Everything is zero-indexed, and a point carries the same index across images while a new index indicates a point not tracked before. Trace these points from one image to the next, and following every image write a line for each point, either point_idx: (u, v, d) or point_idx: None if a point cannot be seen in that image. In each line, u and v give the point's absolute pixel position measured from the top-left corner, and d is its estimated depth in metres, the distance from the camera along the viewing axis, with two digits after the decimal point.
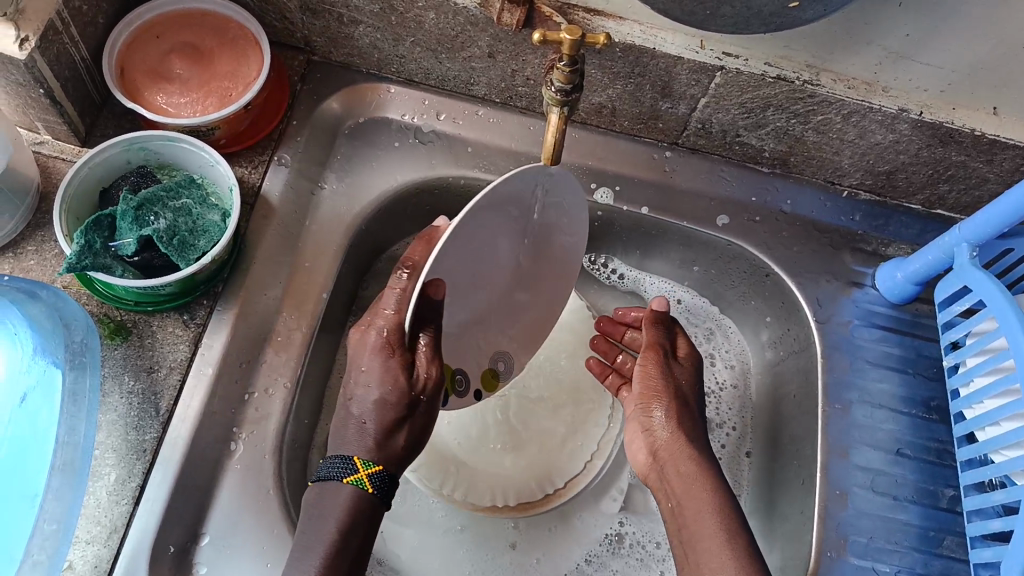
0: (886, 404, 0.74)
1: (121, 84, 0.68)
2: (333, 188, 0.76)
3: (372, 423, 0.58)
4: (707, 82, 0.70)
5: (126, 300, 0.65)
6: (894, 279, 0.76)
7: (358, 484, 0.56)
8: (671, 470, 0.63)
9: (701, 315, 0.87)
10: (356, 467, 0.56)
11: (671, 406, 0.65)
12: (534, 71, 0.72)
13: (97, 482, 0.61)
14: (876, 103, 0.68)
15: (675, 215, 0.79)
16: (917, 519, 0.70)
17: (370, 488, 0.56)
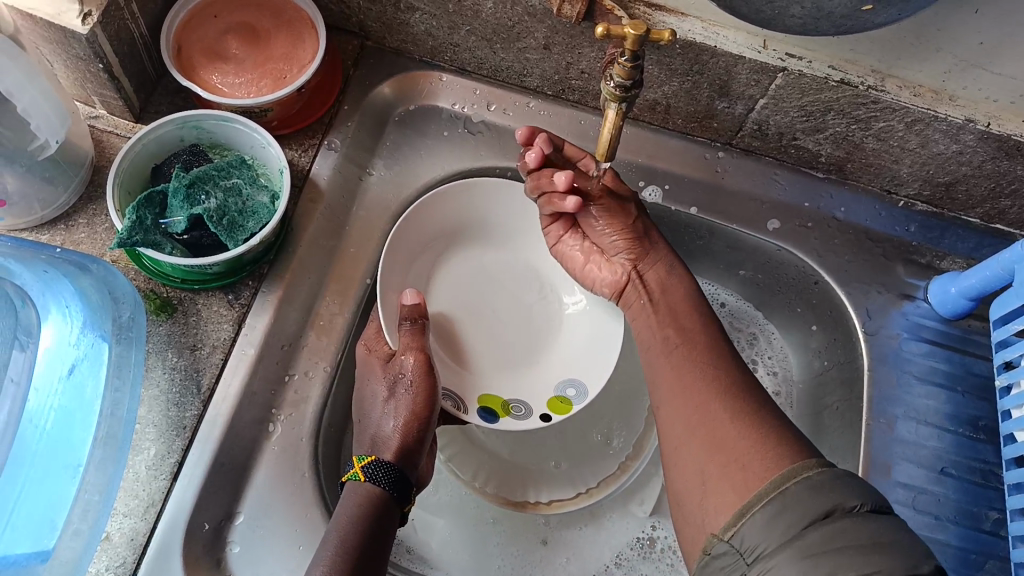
0: (932, 421, 0.72)
1: (178, 62, 0.68)
2: (380, 175, 0.76)
3: (376, 411, 0.63)
4: (766, 83, 0.68)
5: (173, 277, 0.65)
6: (947, 293, 0.74)
7: (353, 477, 0.58)
8: (648, 283, 0.68)
9: (745, 318, 0.86)
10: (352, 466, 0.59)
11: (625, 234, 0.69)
12: (589, 65, 0.71)
13: (137, 455, 0.61)
14: (942, 112, 0.66)
15: (724, 217, 0.78)
16: (958, 540, 0.68)
17: (364, 478, 0.58)
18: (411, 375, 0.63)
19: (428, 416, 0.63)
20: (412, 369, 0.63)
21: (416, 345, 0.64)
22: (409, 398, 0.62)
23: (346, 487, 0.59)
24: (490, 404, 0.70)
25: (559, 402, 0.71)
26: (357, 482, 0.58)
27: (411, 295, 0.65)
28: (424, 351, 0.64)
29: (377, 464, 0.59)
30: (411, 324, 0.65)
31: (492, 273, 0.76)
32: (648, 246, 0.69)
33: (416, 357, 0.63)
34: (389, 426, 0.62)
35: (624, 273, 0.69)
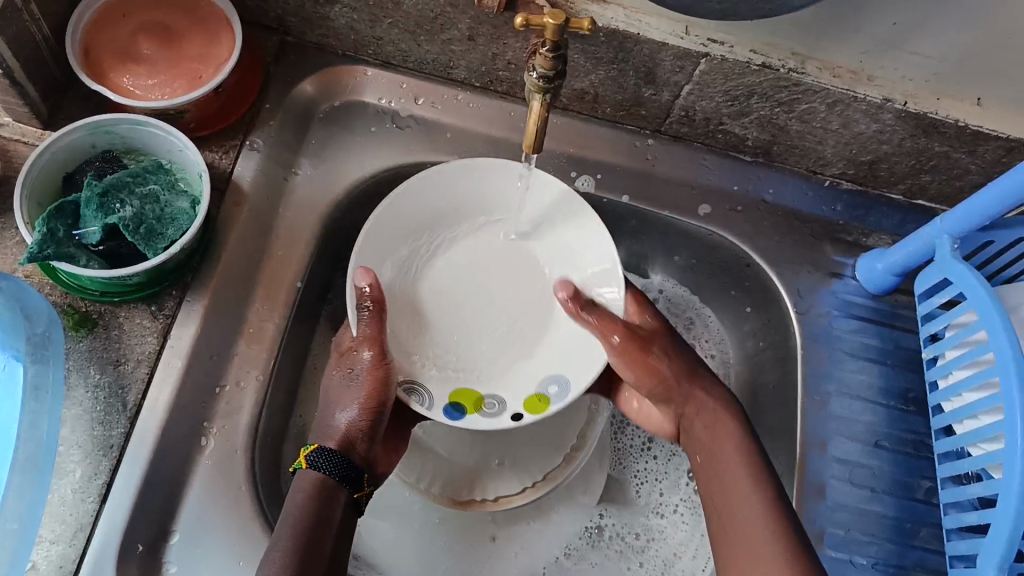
0: (863, 395, 0.74)
1: (86, 64, 0.65)
2: (308, 174, 0.74)
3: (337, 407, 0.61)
4: (691, 69, 0.68)
5: (91, 290, 0.62)
6: (874, 269, 0.76)
7: (298, 466, 0.58)
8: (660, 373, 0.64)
9: (681, 304, 0.86)
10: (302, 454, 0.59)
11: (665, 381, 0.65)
12: (515, 55, 0.70)
13: (62, 478, 0.59)
14: (861, 92, 0.67)
15: (656, 204, 0.78)
16: (893, 510, 0.70)
17: (307, 466, 0.57)
18: (363, 369, 0.60)
19: (380, 411, 0.60)
20: (365, 364, 0.60)
21: (371, 334, 0.61)
22: (361, 390, 0.60)
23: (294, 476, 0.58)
24: (461, 400, 0.64)
25: (540, 401, 0.64)
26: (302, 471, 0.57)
27: (362, 275, 0.61)
28: (377, 340, 0.61)
29: (321, 452, 0.57)
30: (368, 310, 0.61)
31: (483, 258, 0.69)
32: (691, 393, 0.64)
33: (371, 349, 0.60)
34: (343, 420, 0.60)
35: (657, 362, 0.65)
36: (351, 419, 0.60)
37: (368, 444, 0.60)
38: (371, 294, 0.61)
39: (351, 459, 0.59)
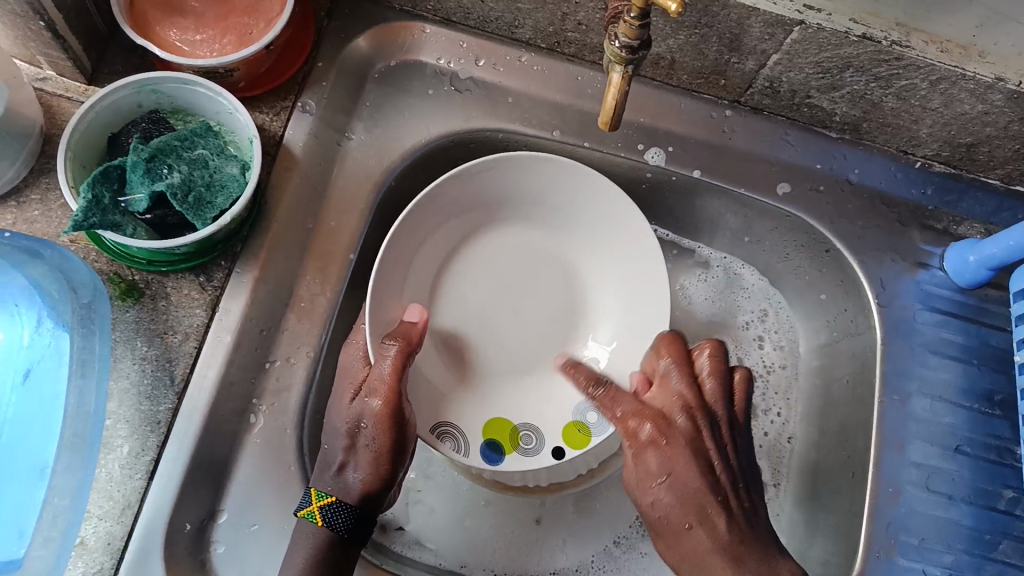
0: (944, 395, 0.69)
1: (131, 17, 0.61)
2: (361, 139, 0.70)
3: (359, 469, 0.56)
4: (782, 37, 0.62)
5: (139, 258, 0.60)
6: (965, 261, 0.70)
7: (308, 517, 0.55)
8: (660, 462, 0.54)
9: (752, 290, 0.81)
10: (309, 501, 0.56)
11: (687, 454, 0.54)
12: (587, 16, 0.65)
13: (109, 454, 0.57)
14: (970, 69, 0.61)
15: (730, 181, 0.73)
16: (970, 520, 0.66)
17: (319, 522, 0.55)
18: (371, 429, 0.55)
19: (389, 474, 0.56)
20: (374, 417, 0.55)
21: (385, 386, 0.55)
22: (372, 452, 0.56)
23: (301, 522, 0.56)
24: (498, 438, 0.66)
25: (579, 430, 0.66)
26: (312, 524, 0.55)
27: (416, 311, 0.60)
28: (394, 385, 0.55)
29: (335, 508, 0.55)
30: (393, 346, 0.56)
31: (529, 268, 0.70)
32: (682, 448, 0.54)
33: (381, 403, 0.55)
34: (351, 474, 0.56)
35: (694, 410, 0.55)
36: (364, 479, 0.56)
37: (382, 494, 0.57)
38: (407, 338, 0.57)
39: (365, 511, 0.56)
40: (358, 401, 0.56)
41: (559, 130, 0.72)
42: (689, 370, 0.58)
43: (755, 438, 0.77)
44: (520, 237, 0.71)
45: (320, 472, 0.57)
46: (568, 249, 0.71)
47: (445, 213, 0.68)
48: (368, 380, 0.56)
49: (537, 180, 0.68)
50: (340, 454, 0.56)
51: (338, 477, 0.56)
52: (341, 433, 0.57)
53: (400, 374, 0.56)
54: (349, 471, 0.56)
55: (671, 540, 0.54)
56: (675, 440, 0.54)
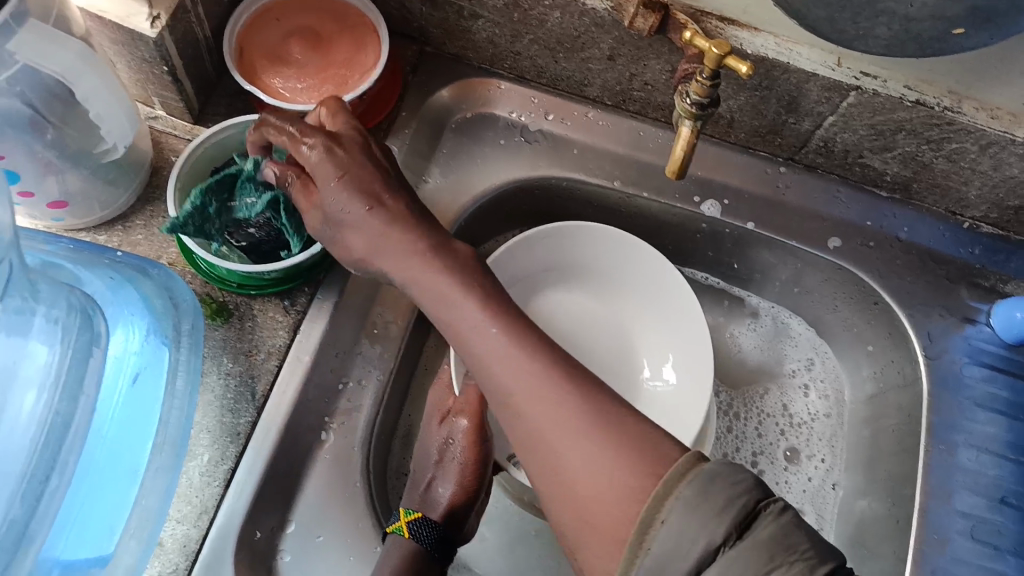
0: (990, 448, 0.71)
1: (240, 65, 0.67)
2: (437, 183, 0.75)
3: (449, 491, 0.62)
4: (838, 101, 0.66)
5: (230, 282, 0.65)
6: (1013, 317, 0.72)
7: (397, 531, 0.59)
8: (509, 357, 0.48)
9: (802, 343, 0.84)
10: (399, 517, 0.59)
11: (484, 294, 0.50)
12: (654, 76, 0.70)
13: (191, 461, 0.61)
14: (1021, 136, 0.64)
15: (783, 233, 0.77)
16: (1017, 572, 0.67)
17: (409, 535, 0.58)
18: (461, 441, 0.63)
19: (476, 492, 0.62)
20: (463, 432, 0.63)
21: (472, 404, 0.63)
22: (460, 469, 0.62)
23: (389, 538, 0.59)
24: None
25: None
26: (400, 537, 0.58)
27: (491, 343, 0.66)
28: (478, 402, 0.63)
29: (423, 522, 0.59)
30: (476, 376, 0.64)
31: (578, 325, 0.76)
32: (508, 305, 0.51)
33: (468, 419, 0.63)
34: (442, 491, 0.62)
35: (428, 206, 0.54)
36: (452, 493, 0.62)
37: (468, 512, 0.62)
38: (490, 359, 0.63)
39: (449, 529, 0.61)
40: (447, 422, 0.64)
41: (620, 180, 0.77)
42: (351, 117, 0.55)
43: (800, 483, 0.79)
44: (579, 297, 0.77)
45: (410, 492, 0.63)
46: (626, 310, 0.77)
47: (517, 270, 0.74)
48: (456, 403, 0.64)
49: (600, 245, 0.75)
50: (429, 474, 0.63)
51: (427, 493, 0.62)
52: (432, 452, 0.64)
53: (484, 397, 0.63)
54: (438, 488, 0.62)
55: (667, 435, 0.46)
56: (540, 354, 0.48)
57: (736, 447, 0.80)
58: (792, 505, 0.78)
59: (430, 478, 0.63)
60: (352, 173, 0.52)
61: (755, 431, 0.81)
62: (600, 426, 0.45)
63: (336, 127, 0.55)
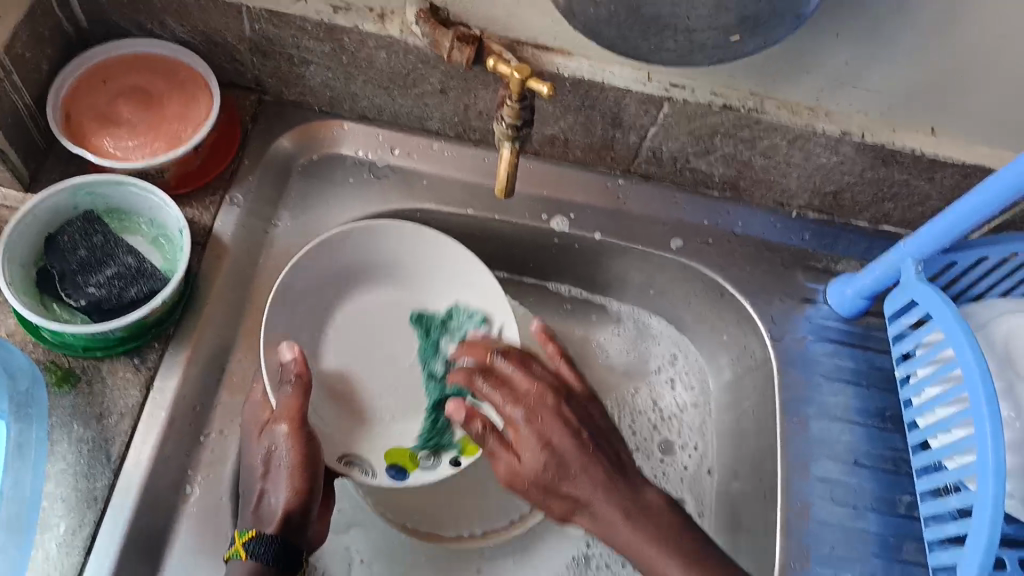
0: (841, 415, 0.76)
1: (68, 128, 0.67)
2: (287, 226, 0.77)
3: (282, 503, 0.61)
4: (656, 112, 0.71)
5: (75, 346, 0.65)
6: (844, 293, 0.78)
7: (235, 554, 0.58)
8: (567, 468, 0.63)
9: (663, 338, 0.88)
10: (235, 541, 0.59)
11: (587, 466, 0.63)
12: (486, 106, 0.73)
13: (47, 534, 0.60)
14: (820, 127, 0.70)
15: (630, 239, 0.81)
16: (876, 526, 0.72)
17: (246, 556, 0.57)
18: (285, 447, 0.62)
19: (310, 494, 0.62)
20: (283, 438, 0.62)
21: (290, 409, 0.62)
22: (286, 474, 0.61)
23: (230, 564, 0.58)
24: (398, 460, 0.70)
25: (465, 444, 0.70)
26: (239, 560, 0.57)
27: (287, 351, 0.64)
28: (297, 414, 0.63)
29: (258, 540, 0.58)
30: (292, 382, 0.63)
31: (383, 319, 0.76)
32: (548, 415, 0.65)
33: (287, 424, 0.62)
34: (274, 501, 0.61)
35: (540, 386, 0.66)
36: (286, 499, 0.61)
37: (304, 520, 0.61)
38: (301, 372, 0.64)
39: (290, 540, 0.59)
40: (267, 433, 0.63)
41: (472, 206, 0.79)
42: (522, 370, 0.68)
43: (676, 472, 0.84)
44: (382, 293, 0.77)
45: (244, 512, 0.62)
46: (430, 301, 0.77)
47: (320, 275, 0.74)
48: (273, 412, 0.63)
49: (390, 246, 0.75)
50: (259, 485, 0.62)
51: (258, 508, 0.61)
52: (256, 464, 0.63)
53: (302, 400, 0.63)
54: (269, 498, 0.62)
55: (632, 482, 0.64)
56: (654, 513, 0.62)
57: None
58: (674, 494, 0.83)
59: (260, 490, 0.62)
60: (557, 445, 0.63)
61: (629, 429, 0.85)
62: (625, 511, 0.62)
63: (536, 377, 0.67)
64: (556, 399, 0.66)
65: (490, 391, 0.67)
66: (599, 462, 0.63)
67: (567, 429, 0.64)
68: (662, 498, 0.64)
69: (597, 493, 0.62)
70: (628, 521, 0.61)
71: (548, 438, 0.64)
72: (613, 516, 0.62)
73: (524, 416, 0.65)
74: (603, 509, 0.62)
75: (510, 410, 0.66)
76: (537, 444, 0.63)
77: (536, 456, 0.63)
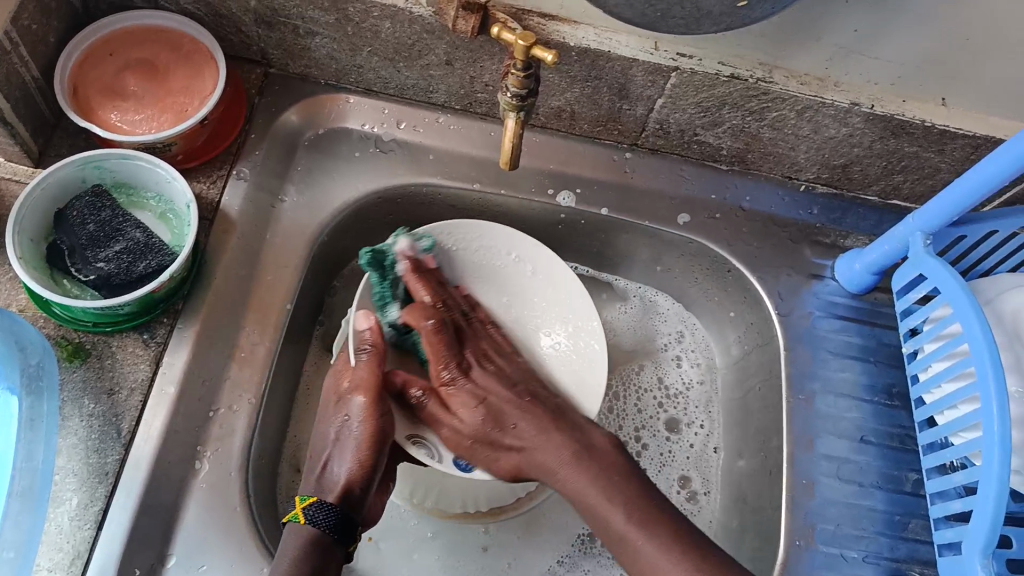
0: (848, 392, 0.75)
1: (74, 101, 0.67)
2: (293, 200, 0.76)
3: (345, 475, 0.61)
4: (663, 83, 0.71)
5: (84, 321, 0.64)
6: (852, 269, 0.77)
7: (292, 519, 0.58)
8: (515, 432, 0.65)
9: (670, 315, 0.88)
10: (295, 505, 0.59)
11: (485, 397, 0.66)
12: (492, 78, 0.73)
13: (58, 508, 0.60)
14: (828, 98, 0.70)
15: (636, 214, 0.80)
16: (883, 504, 0.71)
17: (303, 521, 0.58)
18: (357, 420, 0.62)
19: (376, 466, 0.62)
20: (358, 409, 0.62)
21: (367, 380, 0.63)
22: (355, 446, 0.62)
23: (287, 528, 0.59)
24: None
25: None
26: (297, 525, 0.58)
27: (361, 318, 0.64)
28: (374, 385, 0.63)
29: (317, 507, 0.58)
30: (368, 351, 0.64)
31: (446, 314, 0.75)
32: (441, 345, 0.68)
33: (364, 395, 0.63)
34: (338, 471, 0.62)
35: (435, 312, 0.69)
36: (349, 470, 0.61)
37: (366, 492, 0.62)
38: (377, 343, 0.64)
39: (348, 511, 0.60)
40: (340, 402, 0.63)
41: (480, 182, 0.79)
42: (423, 325, 0.68)
43: (683, 450, 0.82)
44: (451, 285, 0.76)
45: (309, 476, 0.63)
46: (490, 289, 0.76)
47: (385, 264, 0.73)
48: (347, 381, 0.64)
49: (498, 239, 0.74)
50: (326, 453, 0.63)
51: (324, 474, 0.62)
52: (329, 433, 0.63)
53: (378, 372, 0.64)
54: (333, 467, 0.62)
55: (566, 421, 0.66)
56: (599, 460, 0.63)
57: (619, 425, 0.83)
58: (679, 473, 0.81)
59: (327, 459, 0.63)
60: (488, 394, 0.66)
61: (635, 408, 0.84)
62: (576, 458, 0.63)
63: (429, 325, 0.67)
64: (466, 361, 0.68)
65: (431, 346, 0.68)
66: (538, 407, 0.66)
67: (451, 360, 0.68)
68: (611, 443, 0.65)
69: (538, 437, 0.64)
70: (575, 464, 0.62)
71: (483, 398, 0.66)
72: (557, 458, 0.63)
73: (417, 383, 0.66)
74: (548, 453, 0.63)
75: (439, 375, 0.67)
76: (471, 404, 0.65)
77: (469, 413, 0.65)
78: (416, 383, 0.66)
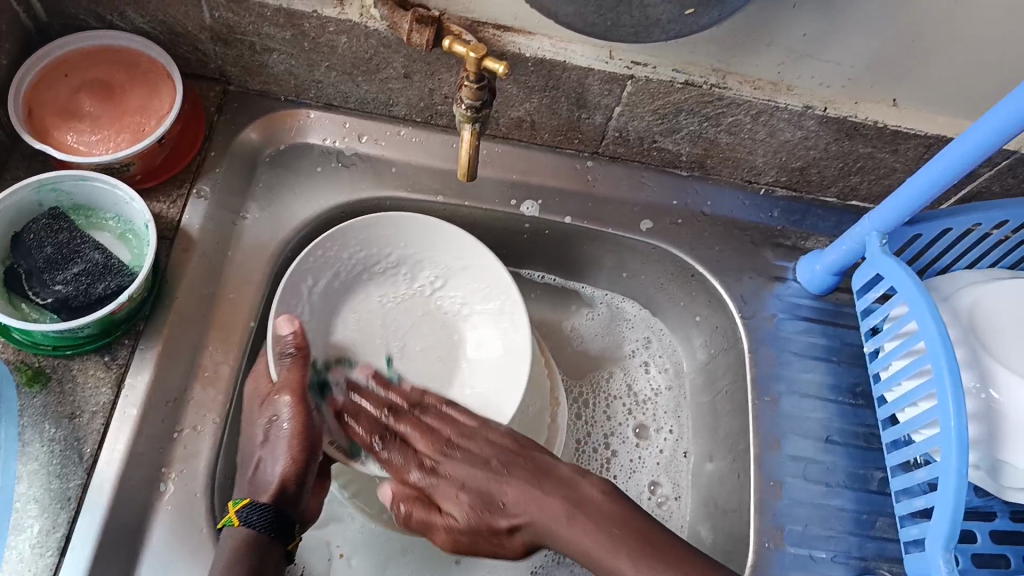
0: (813, 393, 0.76)
1: (29, 123, 0.67)
2: (255, 217, 0.76)
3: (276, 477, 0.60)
4: (619, 92, 0.72)
5: (43, 345, 0.64)
6: (813, 271, 0.78)
7: (228, 522, 0.58)
8: (515, 520, 0.59)
9: (636, 321, 0.89)
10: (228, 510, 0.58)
11: (514, 475, 0.60)
12: (450, 89, 0.73)
13: (20, 535, 0.59)
14: (782, 101, 0.71)
15: (600, 223, 0.81)
16: (851, 503, 0.72)
17: (238, 523, 0.57)
18: (285, 418, 0.61)
19: (308, 463, 0.61)
20: (286, 408, 0.61)
21: (292, 381, 0.62)
22: (286, 445, 0.61)
23: (223, 533, 0.58)
24: None
25: None
26: (232, 527, 0.57)
27: (285, 323, 0.63)
28: (300, 386, 0.62)
29: (251, 507, 0.57)
30: (291, 356, 0.63)
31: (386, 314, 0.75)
32: (443, 459, 0.61)
33: (290, 395, 0.62)
34: (270, 470, 0.60)
35: (375, 432, 0.64)
36: (282, 468, 0.60)
37: (299, 492, 0.60)
38: (303, 345, 0.63)
39: (281, 509, 0.59)
40: (267, 404, 0.62)
41: (442, 194, 0.80)
42: (371, 424, 0.64)
43: (653, 456, 0.83)
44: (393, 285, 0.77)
45: (241, 480, 0.61)
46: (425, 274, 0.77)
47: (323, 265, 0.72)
48: (276, 383, 0.63)
49: (427, 241, 0.75)
50: (257, 453, 0.61)
51: (256, 474, 0.61)
52: (258, 434, 0.62)
53: (302, 373, 0.63)
54: (263, 467, 0.61)
55: (546, 472, 0.60)
56: (596, 507, 0.58)
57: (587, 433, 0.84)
58: (650, 478, 0.82)
59: (258, 459, 0.61)
60: (458, 479, 0.61)
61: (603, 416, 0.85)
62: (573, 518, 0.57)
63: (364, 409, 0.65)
64: (509, 454, 0.61)
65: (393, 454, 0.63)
66: (517, 473, 0.60)
67: (432, 427, 0.63)
68: (600, 488, 0.59)
69: (531, 505, 0.59)
70: (572, 524, 0.57)
71: (464, 484, 0.60)
72: (553, 520, 0.58)
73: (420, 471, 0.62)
74: (545, 519, 0.58)
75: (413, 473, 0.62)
76: (455, 497, 0.60)
77: (449, 502, 0.60)
78: (415, 429, 0.64)
